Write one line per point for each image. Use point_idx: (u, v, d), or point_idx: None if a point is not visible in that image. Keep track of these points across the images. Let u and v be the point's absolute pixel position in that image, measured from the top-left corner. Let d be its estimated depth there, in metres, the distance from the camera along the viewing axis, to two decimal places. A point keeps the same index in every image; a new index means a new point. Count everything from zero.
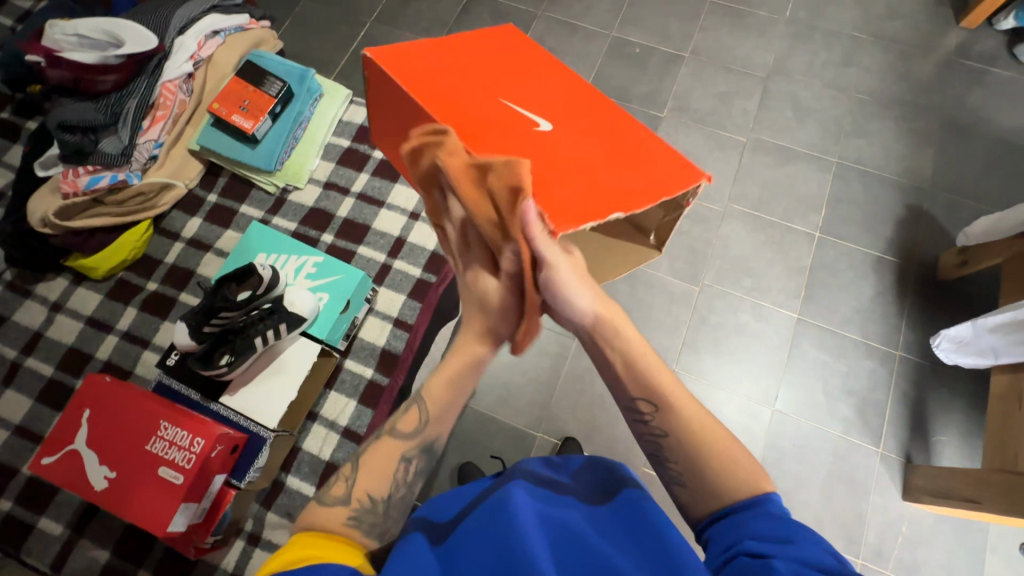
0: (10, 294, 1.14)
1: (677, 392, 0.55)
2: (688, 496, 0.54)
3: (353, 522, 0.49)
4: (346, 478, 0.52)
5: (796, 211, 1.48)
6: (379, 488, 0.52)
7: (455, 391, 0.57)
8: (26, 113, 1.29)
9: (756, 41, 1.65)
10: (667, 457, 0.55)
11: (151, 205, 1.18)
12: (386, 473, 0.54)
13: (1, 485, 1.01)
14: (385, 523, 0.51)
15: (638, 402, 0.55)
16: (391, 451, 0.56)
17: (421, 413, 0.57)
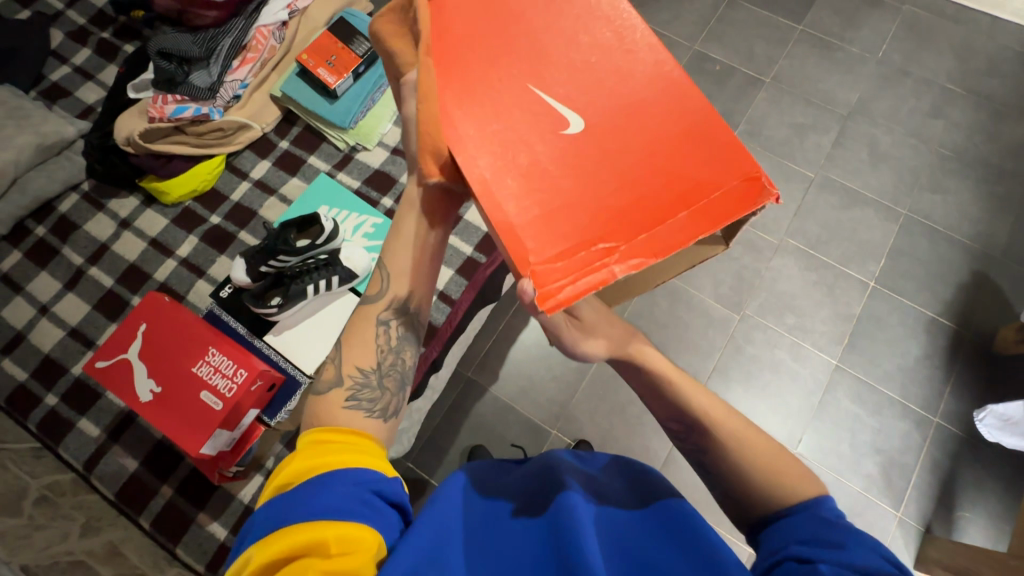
0: (84, 204, 1.20)
1: (702, 406, 0.63)
2: (722, 498, 0.61)
3: (353, 401, 0.57)
4: (334, 364, 0.61)
5: (854, 256, 1.43)
6: (367, 361, 0.61)
7: (418, 264, 0.67)
8: (125, 36, 1.35)
9: (842, 77, 1.60)
10: (706, 462, 0.63)
11: (228, 141, 1.21)
12: (370, 343, 0.62)
13: (50, 380, 1.07)
14: (383, 397, 0.59)
15: (670, 421, 0.66)
16: (369, 315, 0.64)
17: (383, 273, 0.66)
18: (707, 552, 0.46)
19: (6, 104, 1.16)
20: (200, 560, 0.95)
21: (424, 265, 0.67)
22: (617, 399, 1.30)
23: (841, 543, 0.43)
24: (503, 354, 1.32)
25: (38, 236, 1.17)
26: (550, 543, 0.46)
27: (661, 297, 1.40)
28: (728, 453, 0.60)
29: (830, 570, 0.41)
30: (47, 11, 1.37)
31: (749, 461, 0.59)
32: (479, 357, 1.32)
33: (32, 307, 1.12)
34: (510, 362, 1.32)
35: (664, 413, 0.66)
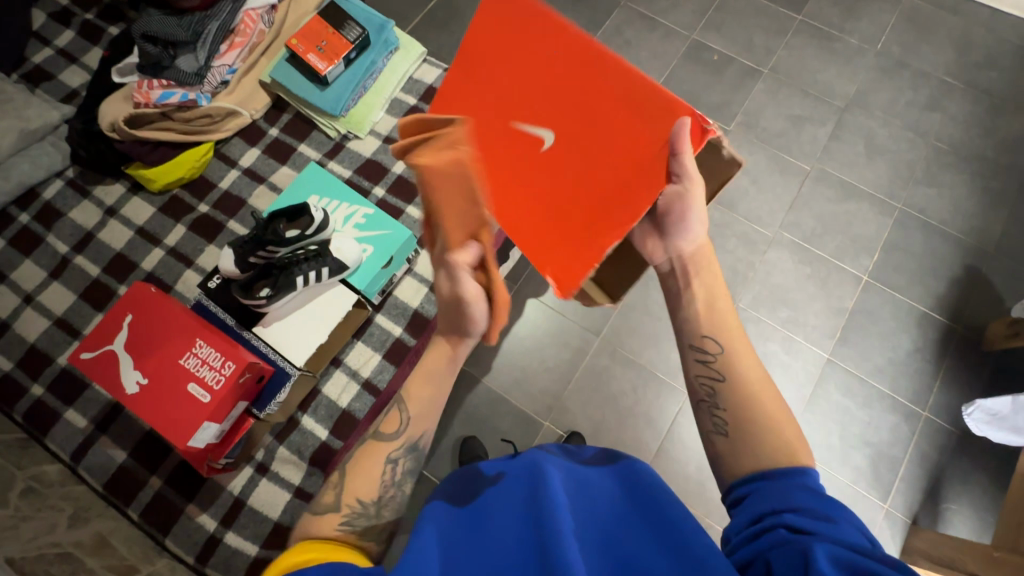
0: (69, 191, 1.18)
1: (730, 325, 0.61)
2: (727, 446, 0.55)
3: (347, 526, 0.52)
4: (335, 487, 0.56)
5: (848, 250, 1.43)
6: (368, 492, 0.55)
7: (430, 387, 0.62)
8: (109, 18, 1.32)
9: (840, 69, 1.59)
10: (717, 403, 0.58)
11: (215, 128, 1.19)
12: (374, 476, 0.57)
13: (37, 370, 1.05)
14: (380, 524, 0.55)
15: (705, 340, 0.60)
16: (377, 454, 0.59)
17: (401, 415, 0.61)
18: (691, 547, 0.46)
19: None
20: (190, 551, 0.95)
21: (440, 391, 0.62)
22: (610, 391, 1.30)
23: (832, 518, 0.44)
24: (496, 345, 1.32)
25: (22, 224, 1.15)
26: (535, 546, 0.46)
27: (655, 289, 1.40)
28: (746, 389, 0.57)
29: (827, 549, 0.41)
30: None
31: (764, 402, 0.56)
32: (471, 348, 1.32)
33: (17, 295, 1.10)
34: (503, 354, 1.32)
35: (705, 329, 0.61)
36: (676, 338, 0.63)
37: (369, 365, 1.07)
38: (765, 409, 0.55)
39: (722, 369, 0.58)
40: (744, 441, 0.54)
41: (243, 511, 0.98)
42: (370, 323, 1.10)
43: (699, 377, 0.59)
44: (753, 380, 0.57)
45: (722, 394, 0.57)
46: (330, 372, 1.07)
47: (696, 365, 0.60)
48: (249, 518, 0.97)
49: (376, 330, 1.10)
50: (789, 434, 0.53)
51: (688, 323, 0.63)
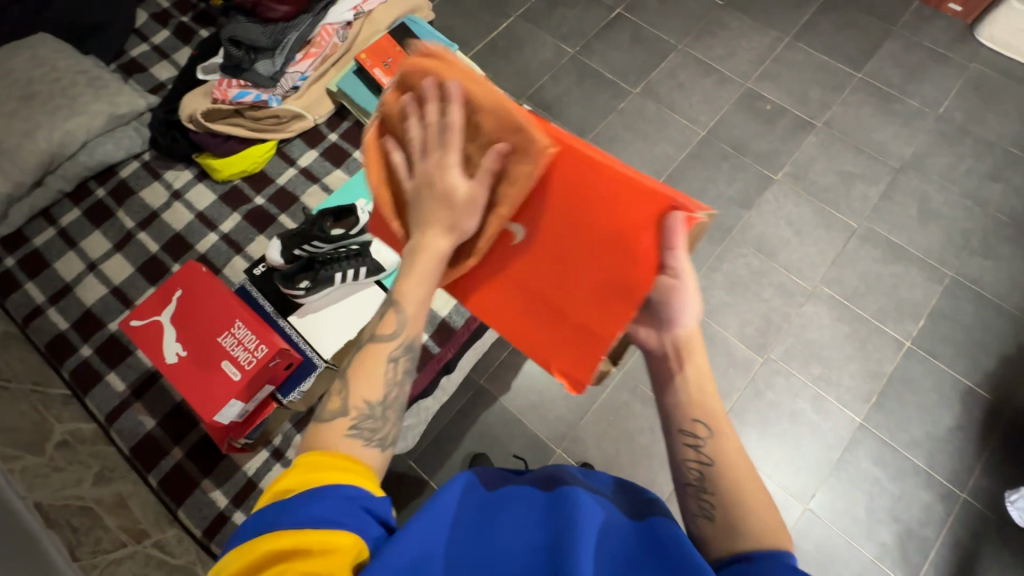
0: (143, 172, 1.27)
1: (725, 418, 0.54)
2: (711, 531, 0.50)
3: (354, 432, 0.49)
4: (338, 392, 0.50)
5: (891, 313, 1.38)
6: (374, 392, 0.50)
7: (427, 285, 0.53)
8: (201, 22, 1.44)
9: (898, 130, 1.56)
10: (705, 487, 0.52)
11: (282, 128, 1.27)
12: (377, 374, 0.51)
13: (88, 332, 1.12)
14: (386, 426, 0.50)
15: (695, 424, 0.54)
16: (377, 352, 0.52)
17: (399, 316, 0.52)
18: (677, 540, 0.48)
19: (88, 74, 1.25)
20: (199, 524, 0.97)
21: (433, 287, 0.53)
22: (627, 426, 1.28)
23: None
24: (517, 366, 1.33)
25: (98, 197, 1.25)
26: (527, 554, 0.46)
27: None
28: (733, 482, 0.51)
29: None
30: None
31: (746, 495, 0.50)
32: (493, 366, 1.33)
33: (82, 262, 1.19)
34: (523, 375, 1.32)
35: (686, 409, 0.55)
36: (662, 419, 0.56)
37: None
38: (746, 504, 0.50)
39: (713, 454, 0.52)
40: (729, 528, 0.49)
41: (254, 493, 1.00)
42: None
43: (686, 459, 0.53)
44: (739, 475, 0.51)
45: (711, 480, 0.52)
46: None
47: (683, 448, 0.54)
48: (258, 501, 0.99)
49: None
50: (767, 523, 0.48)
51: (673, 409, 0.56)
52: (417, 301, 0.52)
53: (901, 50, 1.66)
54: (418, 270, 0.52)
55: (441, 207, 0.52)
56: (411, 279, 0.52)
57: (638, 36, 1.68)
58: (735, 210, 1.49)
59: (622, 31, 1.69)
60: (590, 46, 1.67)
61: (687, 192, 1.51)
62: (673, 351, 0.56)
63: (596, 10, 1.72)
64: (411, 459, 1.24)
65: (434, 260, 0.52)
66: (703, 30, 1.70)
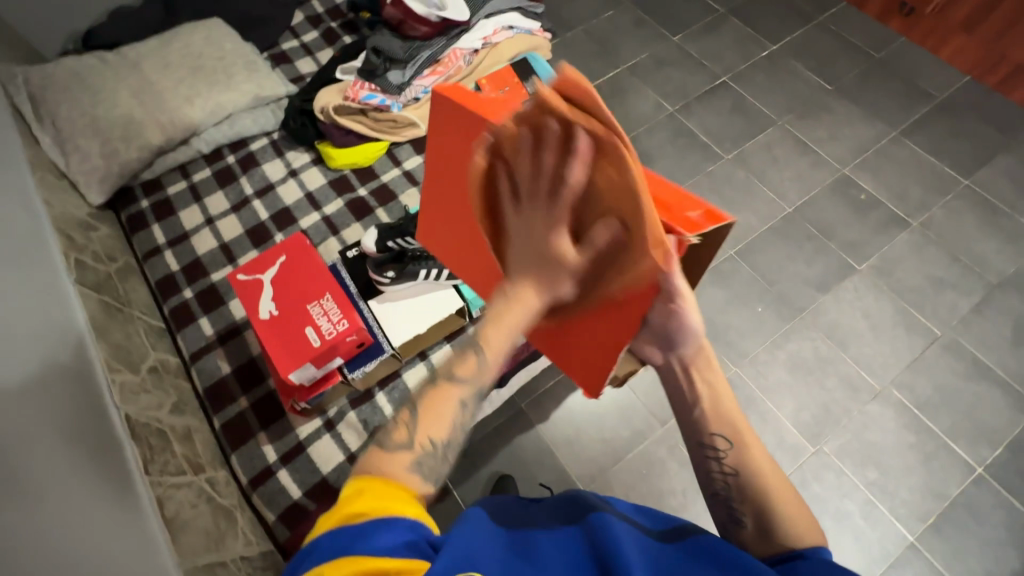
0: (269, 148, 1.42)
1: (742, 420, 0.58)
2: (748, 536, 0.54)
3: (417, 466, 0.49)
4: (408, 424, 0.50)
5: (965, 433, 1.29)
6: (441, 433, 0.50)
7: (510, 336, 0.49)
8: (347, 30, 1.62)
9: (1001, 245, 1.50)
10: (735, 497, 0.56)
11: (396, 132, 1.39)
12: (446, 418, 0.51)
13: (192, 277, 1.25)
14: (445, 466, 0.50)
15: (714, 436, 0.57)
16: (449, 396, 0.51)
17: (478, 363, 0.50)
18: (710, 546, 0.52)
19: (246, 58, 1.44)
20: (247, 472, 1.05)
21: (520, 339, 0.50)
22: (658, 484, 1.26)
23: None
24: (561, 398, 1.34)
25: (227, 163, 1.40)
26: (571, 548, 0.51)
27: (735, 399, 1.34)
28: (761, 482, 0.55)
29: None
30: None
31: (781, 499, 0.54)
32: (536, 393, 1.35)
33: (202, 216, 1.33)
34: (565, 408, 1.33)
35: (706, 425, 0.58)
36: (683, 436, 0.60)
37: None
38: (775, 500, 0.54)
39: (736, 465, 0.56)
40: (766, 529, 0.53)
41: (300, 455, 1.06)
42: (462, 331, 1.18)
43: (712, 472, 0.57)
44: (767, 479, 0.55)
45: (740, 489, 0.55)
46: (413, 362, 1.15)
47: (706, 461, 0.58)
48: (303, 464, 1.05)
49: None
50: (799, 521, 0.52)
51: (695, 421, 0.59)
52: (501, 349, 0.49)
53: (1016, 166, 1.60)
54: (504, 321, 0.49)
55: (539, 267, 0.49)
56: (498, 328, 0.49)
57: (740, 106, 1.72)
58: (811, 292, 1.46)
59: (724, 99, 1.74)
60: (690, 107, 1.72)
61: (763, 264, 1.50)
62: (682, 371, 0.59)
63: (703, 76, 1.78)
64: None
65: (523, 311, 0.49)
66: (807, 111, 1.71)
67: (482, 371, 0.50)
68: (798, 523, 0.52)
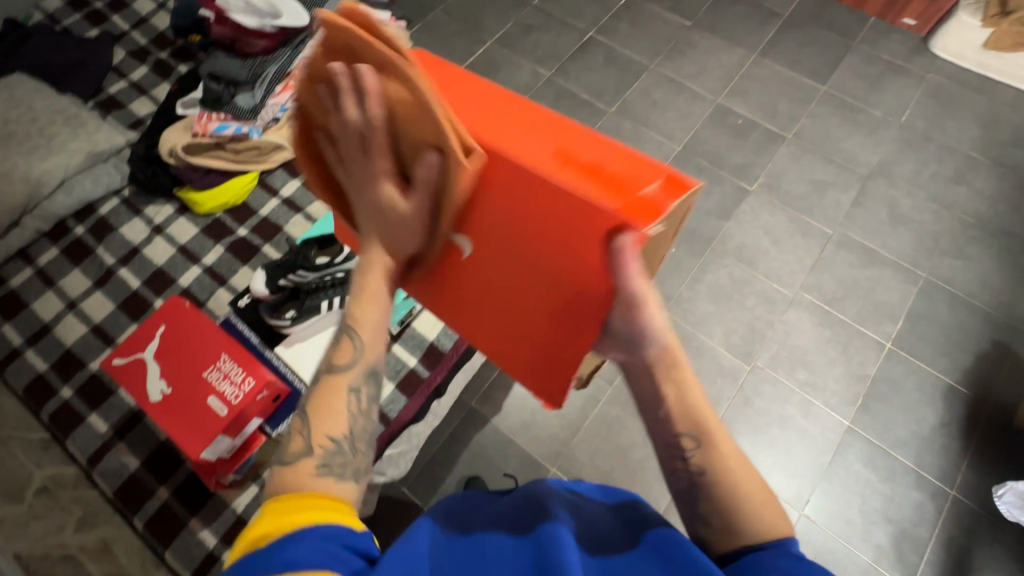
0: (123, 208, 1.26)
1: (715, 419, 0.53)
2: (710, 533, 0.52)
3: (325, 469, 0.46)
4: (300, 432, 0.48)
5: (870, 316, 1.42)
6: (338, 427, 0.48)
7: (378, 302, 0.53)
8: (180, 58, 1.46)
9: (864, 139, 1.63)
10: (699, 496, 0.52)
11: (262, 159, 1.28)
12: (341, 411, 0.49)
13: (68, 373, 1.10)
14: (358, 459, 0.48)
15: (682, 437, 0.52)
16: (337, 384, 0.50)
17: (355, 343, 0.51)
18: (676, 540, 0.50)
19: (65, 113, 1.25)
20: (187, 566, 0.95)
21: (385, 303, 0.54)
22: (620, 441, 1.28)
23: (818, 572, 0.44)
24: (508, 385, 1.32)
25: (77, 235, 1.23)
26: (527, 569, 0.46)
27: None
28: (730, 484, 0.51)
29: None
30: (115, 31, 1.49)
31: (749, 492, 0.51)
32: (483, 387, 1.32)
33: (61, 302, 1.17)
34: (514, 395, 1.32)
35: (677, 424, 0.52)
36: (649, 434, 0.54)
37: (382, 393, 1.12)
38: (740, 489, 0.51)
39: (704, 463, 0.52)
40: (724, 526, 0.51)
41: (244, 530, 0.97)
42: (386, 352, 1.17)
43: (675, 468, 0.53)
44: (736, 474, 0.52)
45: (702, 487, 0.52)
46: None
47: (670, 461, 0.54)
48: None
49: (392, 360, 1.17)
50: (766, 520, 0.50)
51: (660, 419, 0.53)
52: (370, 321, 0.52)
53: (862, 64, 1.73)
54: (369, 290, 0.53)
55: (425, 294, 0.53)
56: (363, 299, 0.52)
57: (611, 58, 1.74)
58: (715, 222, 1.52)
59: (595, 53, 1.74)
60: (565, 68, 1.72)
61: None
62: (643, 369, 0.52)
63: (569, 34, 1.77)
64: (405, 486, 1.22)
65: (384, 276, 0.53)
66: (673, 50, 1.76)
67: (360, 349, 0.51)
68: (767, 519, 0.50)
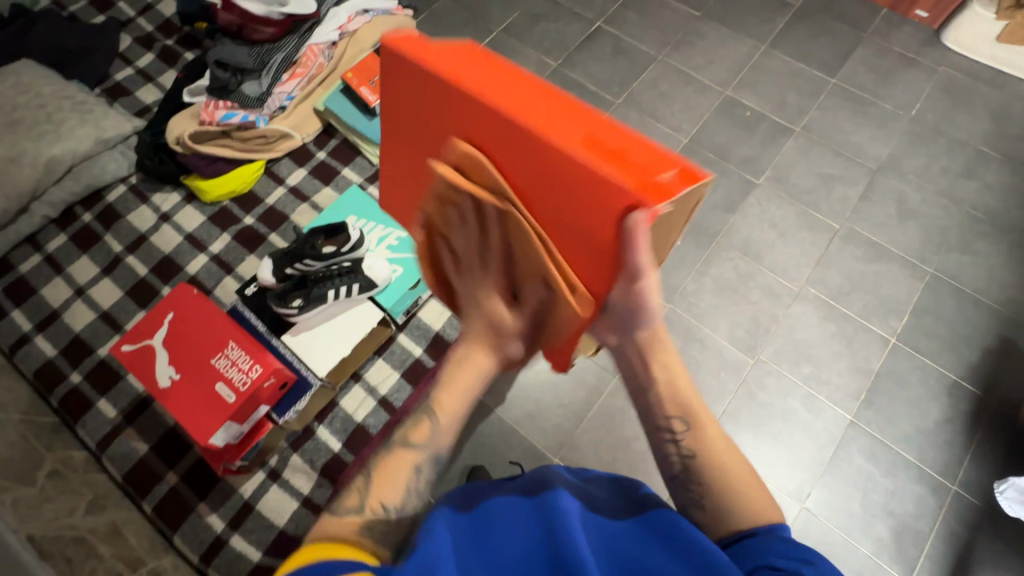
0: (130, 196, 1.27)
1: (703, 406, 0.58)
2: (705, 519, 0.55)
3: (366, 530, 0.49)
4: (360, 491, 0.52)
5: (876, 310, 1.41)
6: (393, 497, 0.52)
7: (464, 400, 0.58)
8: (186, 45, 1.45)
9: (874, 132, 1.61)
10: (690, 479, 0.57)
11: (269, 148, 1.28)
12: (399, 483, 0.54)
13: (78, 358, 1.11)
14: (396, 531, 0.51)
15: (672, 420, 0.57)
16: (404, 460, 0.56)
17: (433, 425, 0.57)
18: (685, 536, 0.50)
19: (73, 99, 1.25)
20: (196, 550, 0.96)
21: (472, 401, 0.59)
22: (623, 432, 1.29)
23: (813, 560, 0.46)
24: (512, 376, 1.33)
25: (85, 222, 1.24)
26: (544, 546, 0.49)
27: (674, 334, 1.38)
28: (719, 469, 0.55)
29: None
30: (121, 17, 1.48)
31: (736, 478, 0.55)
32: None
33: (70, 288, 1.18)
34: (518, 385, 1.33)
35: (664, 403, 0.58)
36: (639, 415, 0.60)
37: (387, 382, 1.11)
38: (729, 475, 0.55)
39: (693, 447, 0.57)
40: (718, 512, 0.54)
41: (251, 515, 0.99)
42: (391, 342, 1.14)
43: (669, 453, 0.58)
44: (725, 460, 0.56)
45: (695, 472, 0.56)
46: (348, 387, 1.10)
47: (664, 444, 0.59)
48: (256, 523, 0.99)
49: (398, 349, 1.14)
50: (759, 505, 0.53)
51: (651, 403, 0.59)
52: (452, 414, 0.58)
53: (872, 56, 1.71)
54: (458, 382, 0.59)
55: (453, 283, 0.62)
56: (456, 391, 0.58)
57: (619, 48, 1.72)
58: (721, 215, 1.51)
59: (603, 44, 1.73)
60: (572, 58, 1.70)
61: None
62: (635, 352, 0.58)
63: (577, 24, 1.75)
64: None
65: (477, 374, 0.59)
66: (682, 40, 1.74)
67: (435, 436, 0.56)
68: (760, 509, 0.53)
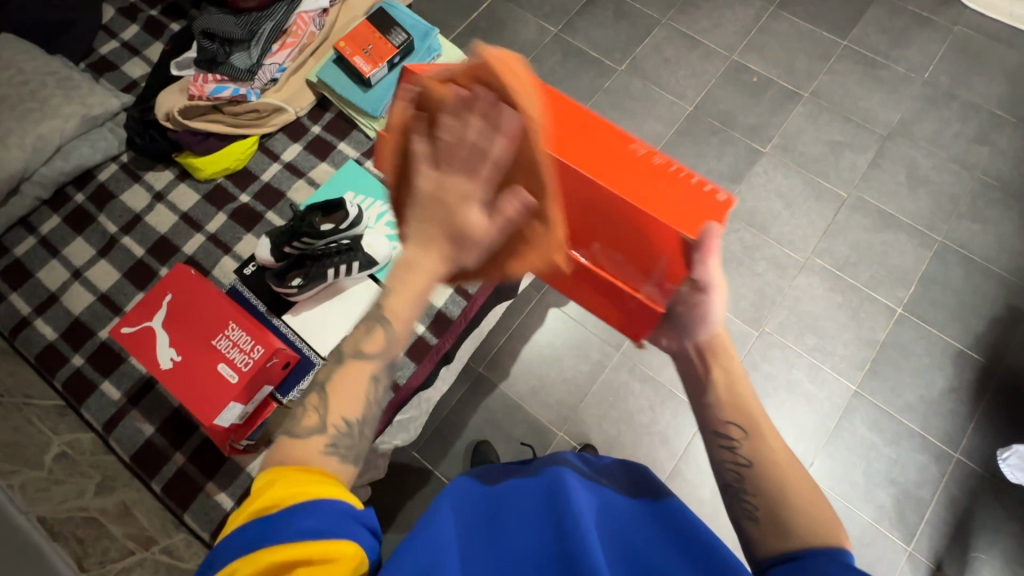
0: (122, 175, 1.24)
1: (756, 408, 0.54)
2: (757, 532, 0.49)
3: (331, 448, 0.47)
4: (316, 407, 0.49)
5: (883, 280, 1.39)
6: (353, 410, 0.49)
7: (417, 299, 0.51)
8: (172, 15, 1.40)
9: (885, 97, 1.56)
10: (745, 489, 0.51)
11: (263, 122, 1.24)
12: (360, 396, 0.50)
13: (79, 341, 1.11)
14: (361, 443, 0.49)
15: (730, 425, 0.53)
16: (359, 372, 0.51)
17: (388, 335, 0.50)
18: (703, 540, 0.49)
19: (57, 75, 1.21)
20: (206, 527, 0.97)
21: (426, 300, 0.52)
22: (626, 407, 1.29)
23: None
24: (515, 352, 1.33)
25: (77, 203, 1.22)
26: (556, 542, 0.48)
27: None
28: (773, 473, 0.50)
29: None
30: None
31: (793, 482, 0.50)
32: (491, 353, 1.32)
33: (66, 271, 1.16)
34: (522, 362, 1.32)
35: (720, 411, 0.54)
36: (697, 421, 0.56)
37: None
38: (783, 474, 0.50)
39: (751, 455, 0.52)
40: (776, 525, 0.48)
41: None
42: None
43: (724, 462, 0.53)
44: (777, 458, 0.51)
45: (751, 481, 0.51)
46: None
47: (720, 452, 0.54)
48: None
49: None
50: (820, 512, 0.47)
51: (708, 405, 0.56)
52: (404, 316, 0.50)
53: (885, 15, 1.64)
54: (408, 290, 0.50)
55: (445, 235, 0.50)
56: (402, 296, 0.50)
57: (621, 12, 1.65)
58: (725, 185, 1.48)
59: (605, 7, 1.66)
60: (572, 23, 1.63)
61: None
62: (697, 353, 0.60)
63: None
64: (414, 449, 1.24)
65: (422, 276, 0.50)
66: (687, 2, 1.67)
67: (390, 344, 0.50)
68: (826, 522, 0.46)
